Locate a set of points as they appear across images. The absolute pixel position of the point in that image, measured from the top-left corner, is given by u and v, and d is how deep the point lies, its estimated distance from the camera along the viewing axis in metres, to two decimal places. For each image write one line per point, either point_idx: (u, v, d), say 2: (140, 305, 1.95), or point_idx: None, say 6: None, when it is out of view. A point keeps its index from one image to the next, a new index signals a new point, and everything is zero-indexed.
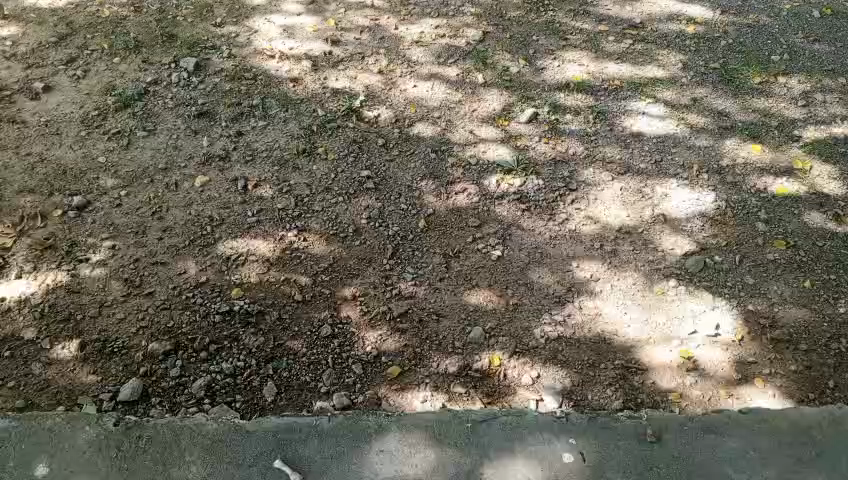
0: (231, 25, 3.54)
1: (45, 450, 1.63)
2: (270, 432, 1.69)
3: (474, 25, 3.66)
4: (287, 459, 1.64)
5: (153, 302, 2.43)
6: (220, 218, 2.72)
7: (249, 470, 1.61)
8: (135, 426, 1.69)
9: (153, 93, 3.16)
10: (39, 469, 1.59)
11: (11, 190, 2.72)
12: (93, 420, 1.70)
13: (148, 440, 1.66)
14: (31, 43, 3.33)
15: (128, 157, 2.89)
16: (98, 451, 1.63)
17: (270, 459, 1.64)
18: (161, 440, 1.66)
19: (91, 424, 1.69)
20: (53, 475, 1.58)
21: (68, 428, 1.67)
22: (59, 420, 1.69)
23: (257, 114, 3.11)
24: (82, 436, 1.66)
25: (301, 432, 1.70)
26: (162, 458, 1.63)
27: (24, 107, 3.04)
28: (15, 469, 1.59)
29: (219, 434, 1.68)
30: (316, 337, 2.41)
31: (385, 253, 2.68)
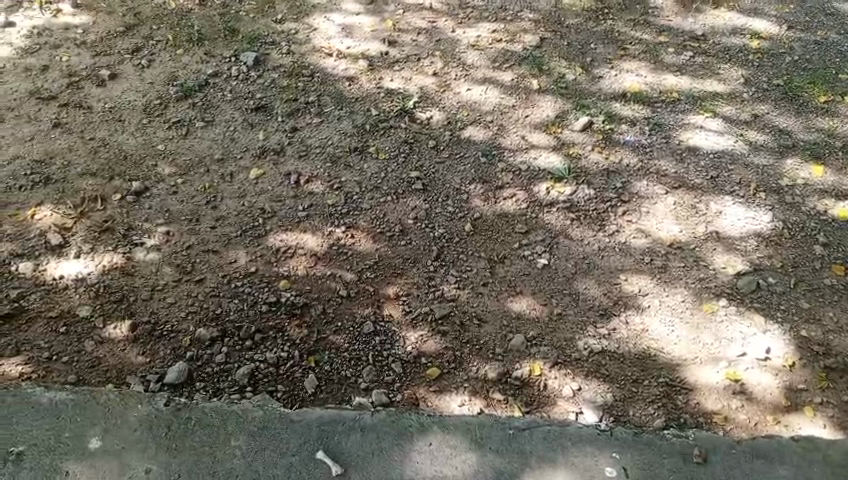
0: (291, 21, 3.60)
1: (99, 424, 1.68)
2: (313, 423, 1.71)
3: (532, 30, 3.63)
4: (329, 451, 1.66)
5: (202, 288, 2.48)
6: (272, 211, 2.76)
7: (291, 459, 1.63)
8: (184, 407, 1.73)
9: (213, 85, 3.23)
10: (92, 442, 1.64)
11: (74, 172, 2.81)
12: (144, 399, 1.75)
13: (196, 422, 1.69)
14: (100, 32, 3.44)
15: (186, 146, 2.96)
16: (148, 429, 1.67)
17: (312, 450, 1.66)
18: (209, 423, 1.69)
19: (142, 403, 1.73)
20: (105, 449, 1.63)
21: (121, 405, 1.72)
22: (113, 396, 1.74)
23: (312, 111, 3.15)
24: (133, 414, 1.70)
25: (344, 425, 1.71)
26: (208, 439, 1.66)
27: (91, 94, 3.14)
28: (69, 441, 1.64)
29: (264, 421, 1.71)
30: (358, 333, 2.42)
31: (430, 254, 2.68)
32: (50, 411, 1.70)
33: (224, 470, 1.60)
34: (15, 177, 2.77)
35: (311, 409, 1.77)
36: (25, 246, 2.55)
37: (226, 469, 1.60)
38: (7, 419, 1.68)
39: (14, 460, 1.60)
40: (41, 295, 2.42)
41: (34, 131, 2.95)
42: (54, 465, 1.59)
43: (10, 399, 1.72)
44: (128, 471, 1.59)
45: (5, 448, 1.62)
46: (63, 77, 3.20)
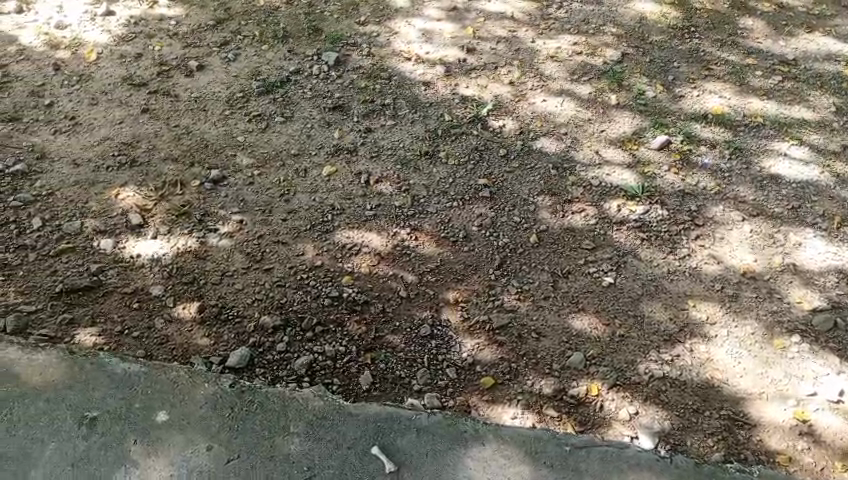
0: (373, 24, 3.65)
1: (167, 399, 1.74)
2: (371, 418, 1.73)
3: (613, 45, 3.58)
4: (384, 448, 1.67)
5: (269, 277, 2.55)
6: (341, 208, 2.81)
7: (347, 451, 1.65)
8: (248, 391, 1.78)
9: (294, 82, 3.31)
10: (160, 415, 1.70)
11: (158, 156, 2.93)
12: (211, 379, 1.81)
13: (259, 406, 1.74)
14: (191, 25, 3.58)
15: (264, 140, 3.05)
16: (213, 408, 1.73)
17: (367, 445, 1.67)
18: (270, 408, 1.74)
19: (209, 382, 1.79)
20: (171, 423, 1.69)
21: (189, 382, 1.78)
22: (182, 374, 1.81)
23: (387, 113, 3.19)
24: (200, 392, 1.76)
25: (400, 424, 1.72)
26: (268, 424, 1.70)
27: (179, 83, 3.27)
28: (139, 411, 1.71)
29: (323, 411, 1.74)
30: (416, 335, 2.44)
31: (492, 263, 2.67)
32: (123, 381, 1.77)
33: (281, 455, 1.64)
34: (103, 158, 2.91)
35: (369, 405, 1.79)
36: (108, 224, 2.67)
37: (282, 454, 1.64)
38: (84, 385, 1.76)
39: (87, 424, 1.67)
40: (119, 272, 2.54)
41: (124, 115, 3.09)
42: (123, 433, 1.66)
43: (88, 366, 1.80)
44: (191, 447, 1.64)
45: (81, 413, 1.69)
46: (154, 65, 3.34)
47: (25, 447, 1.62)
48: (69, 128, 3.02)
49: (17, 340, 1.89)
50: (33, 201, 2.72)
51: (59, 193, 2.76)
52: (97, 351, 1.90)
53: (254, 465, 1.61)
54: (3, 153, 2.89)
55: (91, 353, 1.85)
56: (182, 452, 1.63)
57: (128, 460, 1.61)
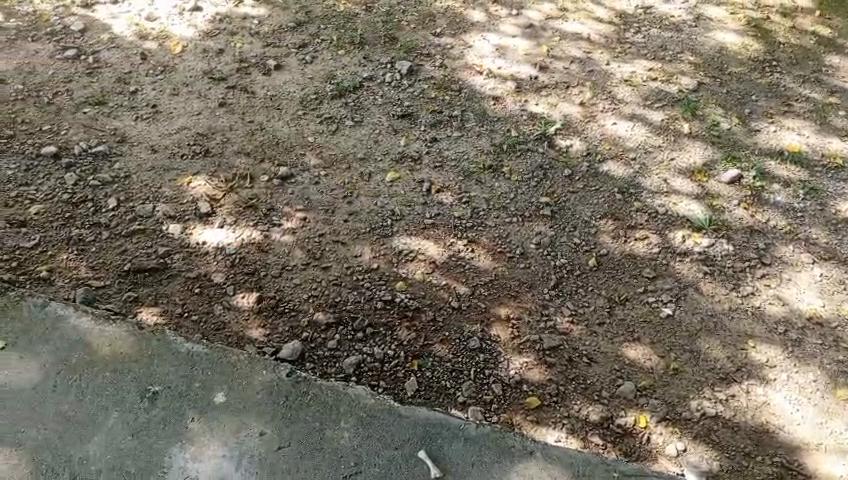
0: (448, 36, 3.68)
1: (226, 381, 1.79)
2: (420, 422, 1.73)
3: (690, 73, 3.51)
4: (431, 453, 1.67)
5: (326, 276, 2.60)
6: (401, 214, 2.83)
7: (393, 453, 1.66)
8: (303, 381, 1.81)
9: (367, 88, 3.37)
10: (217, 397, 1.75)
11: (231, 150, 3.03)
12: (270, 366, 1.84)
13: (312, 397, 1.77)
14: (272, 24, 3.68)
15: (333, 142, 3.11)
16: (268, 395, 1.77)
17: (415, 448, 1.68)
18: (323, 401, 1.76)
19: (267, 369, 1.83)
20: (228, 405, 1.74)
21: (248, 367, 1.83)
22: (243, 357, 1.85)
23: (454, 125, 3.21)
24: (258, 378, 1.80)
25: (449, 431, 1.72)
26: (320, 416, 1.73)
27: (256, 80, 3.36)
28: (199, 391, 1.76)
29: (374, 410, 1.76)
30: (464, 346, 2.44)
31: (548, 283, 2.64)
32: (186, 360, 1.83)
33: (330, 449, 1.66)
34: (179, 146, 3.02)
35: (420, 407, 1.80)
36: (178, 209, 2.77)
37: (331, 448, 1.67)
38: (149, 359, 1.83)
39: (149, 398, 1.74)
40: (185, 256, 2.62)
41: (202, 107, 3.21)
42: (183, 411, 1.72)
43: (154, 342, 1.87)
44: (245, 430, 1.69)
45: (144, 386, 1.77)
46: (235, 61, 3.45)
47: (91, 413, 1.71)
48: (150, 115, 3.15)
49: (90, 310, 1.97)
50: (111, 182, 2.85)
51: (135, 177, 2.88)
52: (163, 328, 1.96)
53: (302, 455, 1.65)
54: (88, 134, 3.03)
55: (157, 330, 1.92)
56: (236, 434, 1.68)
57: (185, 437, 1.67)
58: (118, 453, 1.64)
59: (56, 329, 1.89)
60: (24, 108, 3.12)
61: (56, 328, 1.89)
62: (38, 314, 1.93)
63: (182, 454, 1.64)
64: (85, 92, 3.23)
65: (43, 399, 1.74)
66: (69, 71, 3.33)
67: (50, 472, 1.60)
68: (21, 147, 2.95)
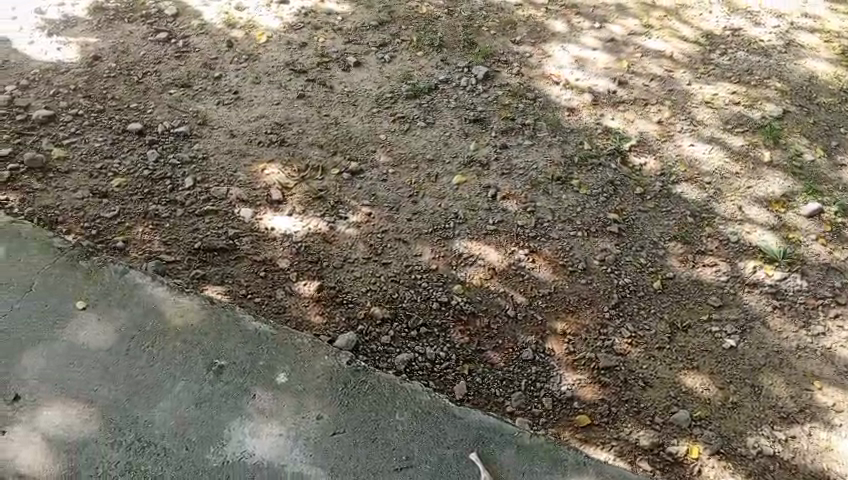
0: (528, 45, 3.66)
1: (289, 363, 1.92)
2: (473, 424, 1.80)
3: (776, 100, 3.39)
4: (482, 455, 1.74)
5: (385, 272, 2.63)
6: (464, 218, 2.83)
7: (445, 451, 1.75)
8: (362, 370, 1.91)
9: (442, 90, 3.39)
10: (279, 377, 1.88)
11: (305, 141, 3.10)
12: (331, 352, 1.95)
13: (370, 387, 1.86)
14: (355, 21, 3.73)
15: (404, 141, 3.14)
16: (328, 380, 1.88)
17: (467, 449, 1.75)
18: (380, 392, 1.86)
19: (329, 355, 1.94)
20: (289, 385, 1.86)
21: (311, 351, 1.93)
22: (306, 341, 1.96)
23: (526, 133, 3.19)
24: (320, 362, 1.92)
25: (502, 437, 1.78)
26: (376, 406, 1.83)
27: (335, 75, 3.43)
28: (262, 369, 1.89)
29: (429, 406, 1.84)
30: (516, 357, 2.43)
31: (608, 301, 2.59)
32: (252, 338, 1.96)
33: (382, 440, 1.76)
34: (257, 134, 3.11)
35: (478, 410, 1.85)
36: (250, 194, 2.85)
37: (385, 439, 1.76)
38: (218, 334, 1.97)
39: (214, 371, 1.88)
40: (252, 240, 2.70)
41: (281, 98, 3.29)
42: (245, 386, 1.85)
43: (224, 317, 2.01)
44: (302, 411, 1.81)
45: (211, 359, 1.91)
46: (316, 55, 3.52)
47: (160, 379, 1.87)
48: (231, 101, 3.25)
49: (166, 281, 2.12)
50: (189, 163, 2.95)
51: (213, 159, 2.98)
52: (233, 305, 2.09)
53: (355, 442, 1.75)
54: (171, 115, 3.15)
55: (227, 306, 2.06)
56: (294, 414, 1.80)
57: (245, 411, 1.80)
58: (182, 419, 1.79)
59: (133, 297, 2.06)
60: (115, 86, 3.27)
61: (133, 296, 2.07)
62: (118, 280, 2.11)
63: (241, 427, 1.78)
64: (173, 75, 3.37)
65: (118, 361, 1.91)
66: (160, 54, 3.47)
67: (120, 430, 1.78)
68: (109, 122, 3.09)
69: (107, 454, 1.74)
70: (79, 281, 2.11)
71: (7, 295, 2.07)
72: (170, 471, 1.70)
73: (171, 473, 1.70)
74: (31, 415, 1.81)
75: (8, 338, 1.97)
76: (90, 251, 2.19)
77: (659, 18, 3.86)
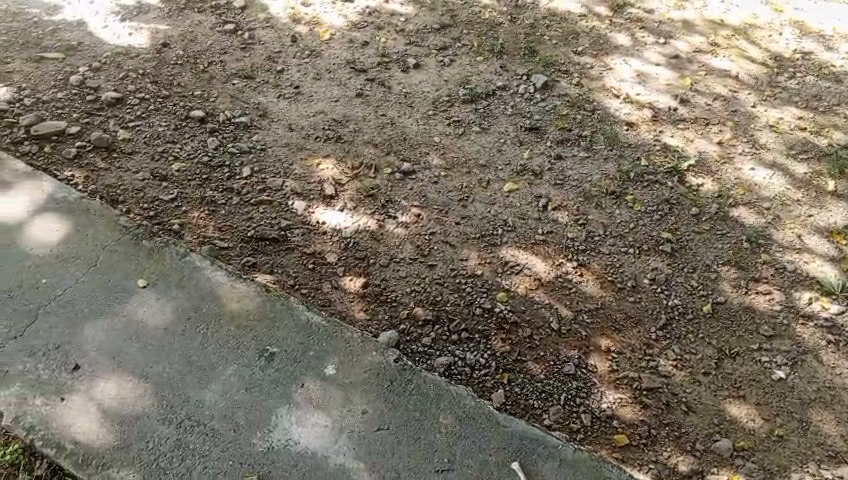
0: (589, 56, 3.63)
1: (337, 356, 2.01)
2: (517, 434, 1.87)
3: (844, 128, 3.29)
4: (524, 466, 1.81)
5: (431, 274, 2.63)
6: (513, 226, 2.82)
7: (488, 458, 1.82)
8: (408, 369, 1.99)
9: (499, 96, 3.38)
10: (328, 369, 1.98)
11: (360, 139, 3.13)
12: (379, 349, 2.03)
13: (415, 387, 1.95)
14: (417, 24, 3.76)
15: (458, 145, 3.14)
16: (375, 376, 1.97)
17: (509, 459, 1.82)
18: (425, 393, 1.94)
19: (376, 351, 2.03)
20: (336, 378, 1.96)
21: (360, 347, 2.03)
22: (354, 335, 2.05)
23: (582, 145, 3.16)
24: (367, 358, 2.01)
25: (544, 449, 1.84)
26: (420, 406, 1.91)
27: (394, 76, 3.45)
28: (312, 360, 2.00)
29: (473, 411, 1.91)
30: (558, 370, 2.40)
31: (655, 322, 2.55)
32: (304, 329, 2.07)
33: (425, 440, 1.84)
34: (314, 129, 3.15)
35: (521, 421, 1.92)
36: (304, 187, 2.89)
37: (428, 440, 1.84)
38: (270, 322, 2.08)
39: (266, 358, 1.99)
40: (303, 233, 2.74)
41: (340, 95, 3.33)
42: (294, 375, 1.96)
43: (276, 306, 2.12)
44: (348, 405, 1.90)
45: (263, 346, 2.02)
46: (377, 55, 3.55)
47: (213, 362, 1.98)
48: (291, 96, 3.31)
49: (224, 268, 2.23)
50: (247, 152, 3.01)
51: (270, 151, 3.04)
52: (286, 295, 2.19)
53: (399, 440, 1.84)
54: (233, 105, 3.23)
55: (281, 295, 2.15)
56: (340, 407, 1.90)
57: (293, 399, 1.91)
58: (233, 402, 1.90)
59: (192, 280, 2.17)
60: (182, 73, 3.35)
61: (192, 279, 2.17)
62: (178, 264, 2.21)
63: (289, 414, 1.88)
64: (237, 66, 3.44)
65: (174, 341, 2.02)
66: (226, 44, 3.55)
67: (172, 407, 1.88)
68: (173, 108, 3.17)
69: (160, 430, 1.84)
70: (142, 260, 2.22)
71: (74, 269, 2.18)
72: (217, 451, 1.80)
73: (218, 453, 1.80)
74: (90, 385, 1.92)
75: (73, 310, 2.08)
76: (153, 232, 2.29)
77: (727, 37, 3.78)
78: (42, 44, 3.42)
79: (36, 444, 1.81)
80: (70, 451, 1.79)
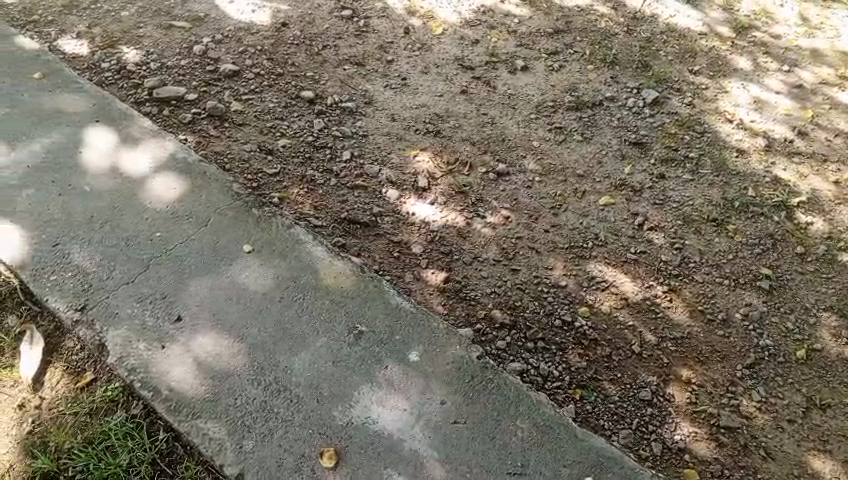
0: (705, 76, 3.50)
1: (422, 344, 2.06)
2: (594, 450, 1.87)
3: None
4: None
5: (513, 278, 2.62)
6: (605, 241, 2.77)
7: (562, 468, 1.82)
8: (490, 368, 2.02)
9: (606, 107, 3.31)
10: (412, 355, 2.03)
11: (460, 135, 3.15)
12: (463, 343, 2.07)
13: (496, 386, 1.97)
14: (531, 26, 3.73)
15: (557, 152, 3.10)
16: (457, 369, 2.00)
17: (583, 473, 1.82)
18: (506, 394, 1.96)
19: (461, 346, 2.06)
20: (419, 365, 2.00)
21: (445, 338, 2.07)
22: (441, 328, 2.10)
23: (687, 167, 3.06)
24: (451, 351, 2.04)
25: (622, 470, 1.84)
26: (498, 407, 1.93)
27: (501, 76, 3.45)
28: (398, 344, 2.05)
29: (551, 420, 1.92)
30: (633, 394, 2.33)
31: (743, 359, 2.45)
32: (393, 312, 2.13)
33: (501, 441, 1.86)
34: (416, 121, 3.20)
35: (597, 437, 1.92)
36: (399, 177, 2.94)
37: (503, 440, 1.86)
38: (363, 301, 2.15)
39: (355, 335, 2.06)
40: (393, 221, 2.78)
41: (445, 91, 3.36)
42: (380, 356, 2.02)
43: (370, 288, 2.19)
44: (428, 394, 1.94)
45: (353, 323, 2.09)
46: (486, 54, 3.56)
47: (304, 332, 2.06)
48: (398, 86, 3.36)
49: (325, 244, 2.32)
50: (349, 137, 3.09)
51: (372, 138, 3.10)
52: (379, 278, 2.26)
53: (474, 435, 1.86)
54: (342, 89, 3.31)
55: (374, 277, 2.23)
56: (420, 395, 1.94)
57: (377, 380, 1.96)
58: (319, 373, 1.97)
59: (295, 251, 2.27)
60: (297, 53, 3.47)
61: (294, 250, 2.27)
62: (283, 234, 2.32)
63: (370, 394, 1.93)
64: (350, 51, 3.53)
65: (270, 307, 2.11)
66: (341, 30, 3.65)
67: (262, 370, 1.97)
68: (285, 86, 3.28)
69: (247, 389, 1.93)
70: (250, 227, 2.34)
71: (187, 226, 2.32)
72: (299, 419, 1.87)
73: (299, 420, 1.87)
74: (189, 338, 2.03)
75: (181, 265, 2.21)
76: (262, 202, 2.40)
77: None
78: (173, 13, 3.61)
79: (134, 385, 1.94)
80: (165, 397, 1.91)
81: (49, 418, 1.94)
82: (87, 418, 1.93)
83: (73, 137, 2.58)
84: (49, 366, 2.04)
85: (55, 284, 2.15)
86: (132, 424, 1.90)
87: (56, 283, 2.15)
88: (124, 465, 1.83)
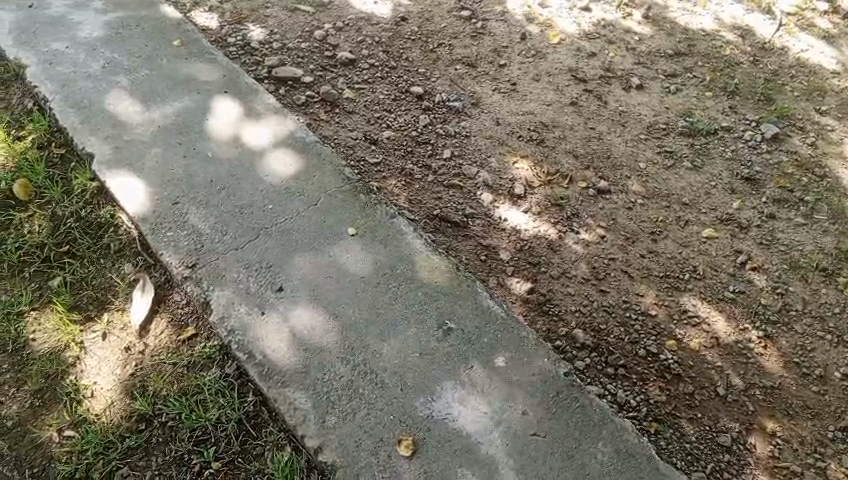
0: (833, 118, 3.31)
1: (509, 350, 2.05)
2: None
3: None
4: None
5: (600, 299, 2.56)
6: (702, 275, 2.67)
7: None
8: (575, 386, 1.99)
9: (721, 137, 3.19)
10: (498, 360, 2.02)
11: (564, 147, 3.10)
12: (551, 356, 2.05)
13: (579, 405, 1.95)
14: (651, 45, 3.64)
15: (663, 177, 3.01)
16: (542, 381, 1.99)
17: None
18: (589, 415, 1.93)
19: (548, 359, 2.05)
20: (504, 370, 2.00)
21: (533, 348, 2.05)
22: (530, 337, 2.09)
23: (800, 210, 2.90)
24: (538, 362, 2.03)
25: None
26: (580, 427, 1.91)
27: (614, 93, 3.38)
28: (486, 346, 2.05)
29: (633, 449, 1.89)
30: (712, 437, 2.24)
31: (837, 421, 2.31)
32: (485, 314, 2.13)
33: (578, 461, 1.85)
34: (520, 127, 3.18)
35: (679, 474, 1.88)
36: (496, 181, 2.93)
37: (581, 460, 1.85)
38: (456, 299, 2.16)
39: (444, 331, 2.08)
40: (484, 224, 2.78)
41: (554, 100, 3.32)
42: (466, 356, 2.03)
43: (464, 287, 2.20)
44: (510, 400, 1.94)
45: (444, 319, 2.11)
46: (601, 68, 3.50)
47: (395, 320, 2.09)
48: (507, 91, 3.36)
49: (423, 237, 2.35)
50: (452, 136, 3.11)
51: (474, 139, 3.11)
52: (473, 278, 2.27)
53: (552, 450, 1.86)
54: (452, 88, 3.34)
55: (469, 277, 2.24)
56: (502, 400, 1.94)
57: (461, 378, 1.98)
58: (406, 363, 2.00)
59: (395, 241, 2.31)
60: (412, 48, 3.52)
61: (395, 239, 2.31)
62: (386, 222, 2.36)
63: (453, 390, 1.95)
64: (464, 51, 3.55)
65: (366, 290, 2.16)
66: (458, 29, 3.67)
67: (352, 350, 2.02)
68: (397, 80, 3.34)
69: (336, 367, 1.98)
70: (355, 211, 2.39)
71: (298, 203, 2.40)
72: (382, 403, 1.92)
73: (382, 405, 1.91)
74: (286, 309, 2.11)
75: (286, 239, 2.29)
76: (370, 189, 2.46)
77: None
78: None
79: (231, 346, 2.04)
80: (258, 361, 1.99)
81: (150, 365, 2.07)
82: (184, 371, 2.05)
83: (202, 104, 2.72)
84: (156, 315, 2.17)
85: (171, 240, 2.28)
86: (225, 383, 2.00)
87: (171, 239, 2.28)
88: (213, 419, 1.95)
